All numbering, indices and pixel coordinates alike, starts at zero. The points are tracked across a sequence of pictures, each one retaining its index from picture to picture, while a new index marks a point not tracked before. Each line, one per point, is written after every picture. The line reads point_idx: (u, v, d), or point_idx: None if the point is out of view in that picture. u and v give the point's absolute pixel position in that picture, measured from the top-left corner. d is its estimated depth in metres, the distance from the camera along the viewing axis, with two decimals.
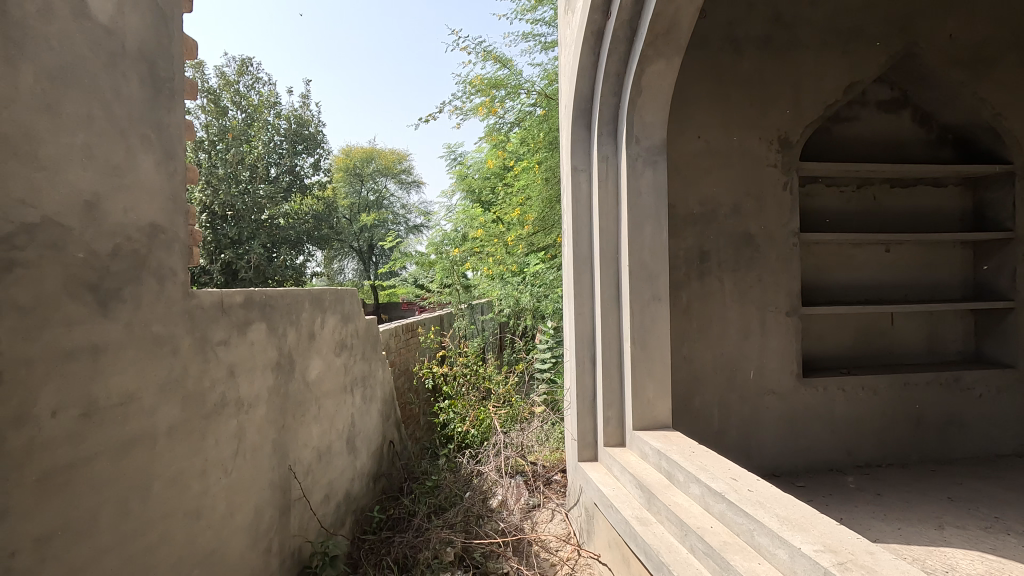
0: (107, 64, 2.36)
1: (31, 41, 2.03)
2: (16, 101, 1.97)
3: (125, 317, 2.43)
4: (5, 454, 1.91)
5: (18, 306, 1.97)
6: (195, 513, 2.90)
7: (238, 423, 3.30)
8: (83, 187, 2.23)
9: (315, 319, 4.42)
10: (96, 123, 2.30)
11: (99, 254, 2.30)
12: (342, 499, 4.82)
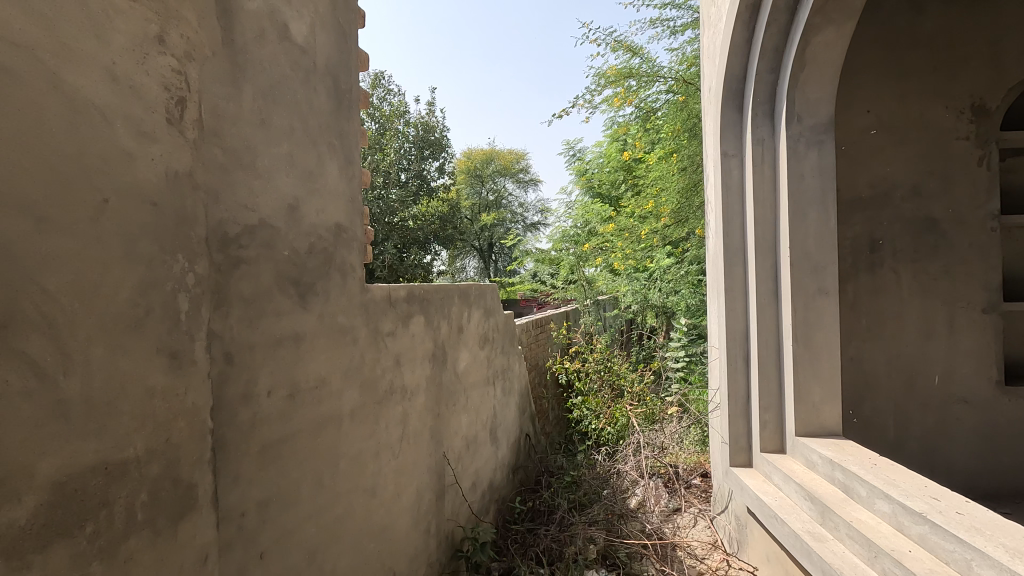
0: (303, 80, 2.61)
1: (250, 64, 2.29)
2: (240, 117, 2.24)
3: (318, 309, 2.69)
4: (236, 427, 2.19)
5: (243, 298, 2.24)
6: (371, 490, 3.14)
7: (403, 409, 3.53)
8: (287, 192, 2.49)
9: (463, 313, 4.61)
10: (296, 134, 2.56)
11: (298, 252, 2.56)
12: (487, 487, 4.98)
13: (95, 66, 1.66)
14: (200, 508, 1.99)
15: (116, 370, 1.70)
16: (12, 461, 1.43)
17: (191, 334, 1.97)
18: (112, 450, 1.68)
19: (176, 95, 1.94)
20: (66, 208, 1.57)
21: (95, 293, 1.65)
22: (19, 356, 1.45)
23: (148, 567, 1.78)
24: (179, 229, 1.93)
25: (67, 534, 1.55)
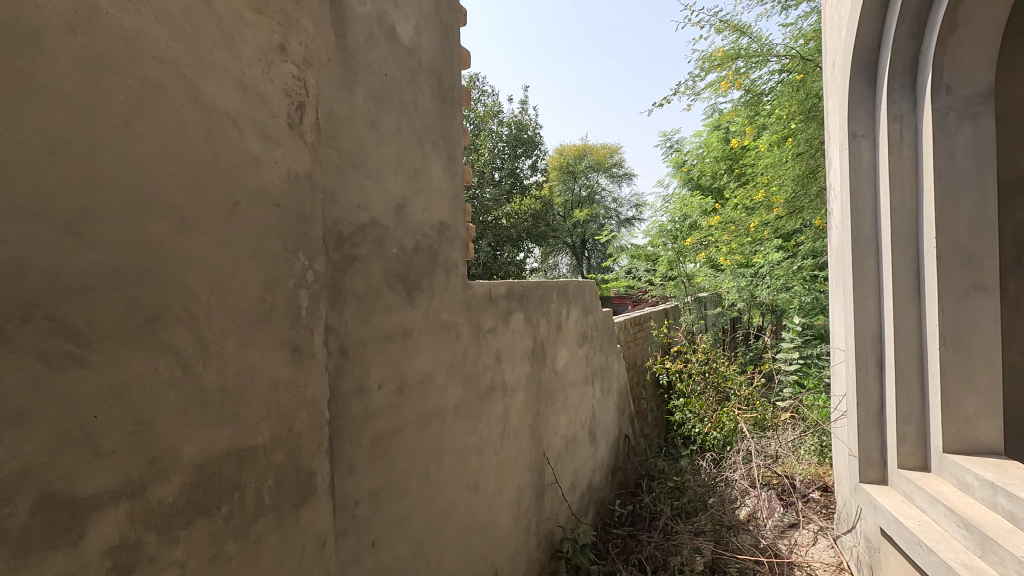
0: (409, 80, 2.66)
1: (362, 68, 2.37)
2: (353, 120, 2.32)
3: (424, 305, 2.73)
4: (350, 419, 2.27)
5: (356, 294, 2.31)
6: (474, 485, 3.16)
7: (504, 406, 3.52)
8: (395, 190, 2.55)
9: (562, 310, 4.53)
10: (403, 134, 2.61)
11: (406, 250, 2.62)
12: (586, 488, 4.88)
13: (227, 77, 1.77)
14: (319, 495, 2.08)
15: (246, 362, 1.81)
16: (161, 444, 1.55)
17: (311, 329, 2.06)
18: (244, 436, 1.80)
19: (297, 101, 2.03)
20: (204, 211, 1.69)
21: (228, 289, 1.76)
22: (166, 347, 1.57)
23: (274, 548, 1.88)
24: (300, 228, 2.03)
25: (206, 513, 1.67)
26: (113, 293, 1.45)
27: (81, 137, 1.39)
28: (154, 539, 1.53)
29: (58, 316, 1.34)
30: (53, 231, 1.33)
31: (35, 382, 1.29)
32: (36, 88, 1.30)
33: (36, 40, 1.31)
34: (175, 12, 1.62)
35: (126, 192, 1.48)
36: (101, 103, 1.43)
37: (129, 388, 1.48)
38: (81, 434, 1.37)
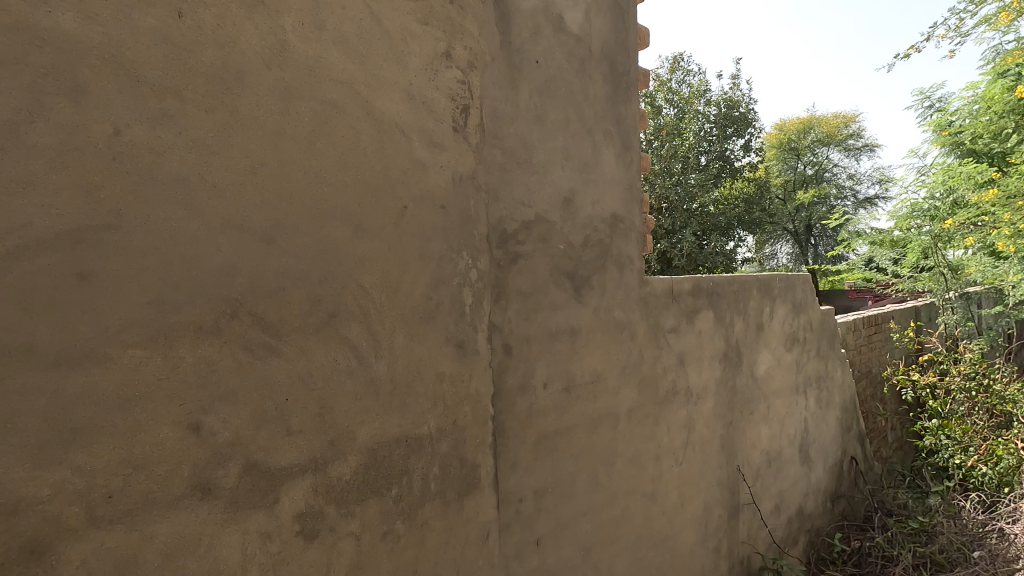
0: (578, 69, 2.56)
1: (526, 63, 2.34)
2: (518, 117, 2.31)
3: (594, 302, 2.62)
4: (514, 415, 2.28)
5: (520, 292, 2.31)
6: (651, 495, 2.95)
7: (688, 413, 3.21)
8: (562, 185, 2.48)
9: (763, 308, 3.96)
10: (571, 126, 2.52)
11: (573, 246, 2.53)
12: (794, 514, 4.23)
13: (396, 90, 1.90)
14: (482, 488, 2.13)
15: (413, 356, 1.93)
16: (339, 427, 1.74)
17: (474, 326, 2.12)
18: (411, 425, 1.92)
19: (461, 104, 2.09)
20: (375, 216, 1.83)
21: (397, 288, 1.89)
22: (344, 340, 1.75)
23: (439, 534, 1.98)
24: (464, 229, 2.09)
25: (377, 493, 1.83)
26: (300, 292, 1.66)
27: (274, 158, 1.61)
28: (333, 510, 1.72)
29: (258, 312, 1.58)
30: (253, 240, 1.57)
31: (241, 367, 1.54)
32: (240, 119, 1.55)
33: (240, 79, 1.55)
34: (350, 36, 1.78)
35: (310, 203, 1.68)
36: (289, 126, 1.64)
37: (313, 376, 1.68)
38: (275, 413, 1.60)
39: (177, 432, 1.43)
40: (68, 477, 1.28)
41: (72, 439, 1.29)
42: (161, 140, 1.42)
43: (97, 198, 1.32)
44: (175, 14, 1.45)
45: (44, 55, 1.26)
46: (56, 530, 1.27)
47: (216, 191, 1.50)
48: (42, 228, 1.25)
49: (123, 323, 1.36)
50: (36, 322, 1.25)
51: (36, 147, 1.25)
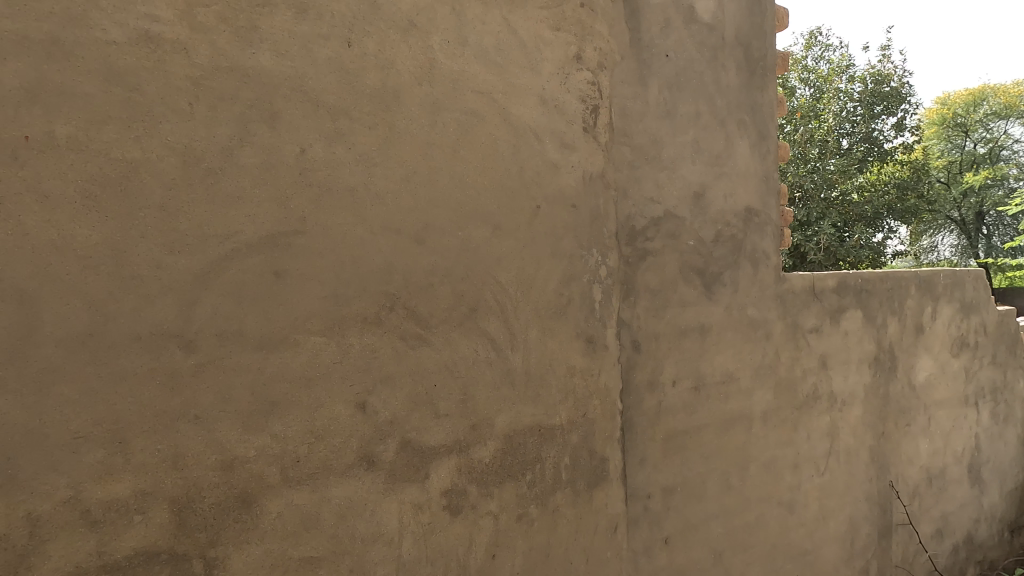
0: (710, 59, 2.48)
1: (656, 58, 2.32)
2: (647, 112, 2.30)
3: (726, 299, 2.53)
4: (643, 412, 2.28)
5: (649, 289, 2.30)
6: (789, 505, 2.79)
7: (831, 420, 2.98)
8: (693, 179, 2.43)
9: (924, 307, 3.53)
10: (702, 118, 2.46)
11: (705, 241, 2.46)
12: (961, 541, 3.74)
13: (531, 95, 1.99)
14: (611, 481, 2.17)
15: (545, 350, 2.01)
16: (479, 413, 1.88)
17: (603, 321, 2.16)
18: (544, 416, 2.01)
19: (591, 105, 2.14)
20: (511, 216, 1.94)
21: (531, 284, 1.99)
22: (483, 333, 1.88)
23: (570, 521, 2.05)
24: (594, 226, 2.13)
25: (513, 477, 1.94)
26: (446, 288, 1.82)
27: (425, 166, 1.78)
28: (475, 489, 1.86)
29: (411, 306, 1.76)
30: (407, 241, 1.75)
31: (397, 355, 1.73)
32: (397, 133, 1.73)
33: (397, 97, 1.73)
34: (489, 49, 1.90)
35: (454, 206, 1.83)
36: (437, 136, 1.80)
37: (457, 365, 1.83)
38: (425, 397, 1.78)
39: (348, 409, 1.65)
40: (268, 442, 1.53)
41: (270, 410, 1.54)
42: (335, 155, 1.63)
43: (288, 207, 1.56)
44: (346, 44, 1.65)
45: (250, 90, 1.52)
46: (260, 485, 1.52)
47: (378, 198, 1.70)
48: (249, 234, 1.51)
49: (307, 314, 1.59)
50: (246, 312, 1.51)
51: (245, 167, 1.51)
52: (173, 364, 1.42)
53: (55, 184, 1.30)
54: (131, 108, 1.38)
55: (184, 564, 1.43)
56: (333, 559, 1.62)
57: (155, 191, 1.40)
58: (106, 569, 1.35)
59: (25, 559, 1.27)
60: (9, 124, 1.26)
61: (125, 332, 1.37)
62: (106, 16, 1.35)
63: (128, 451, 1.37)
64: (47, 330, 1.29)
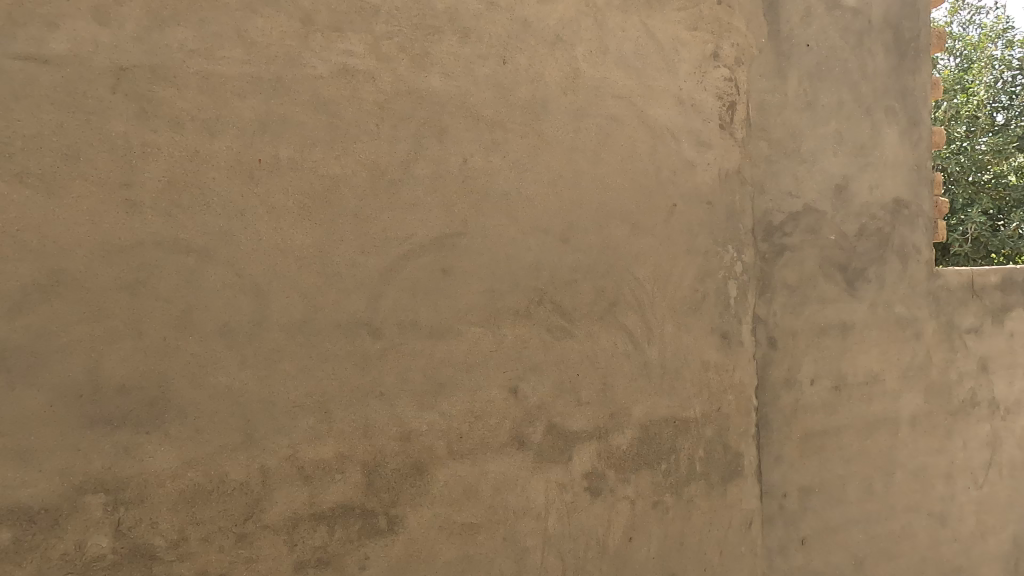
0: (856, 44, 2.37)
1: (796, 49, 2.27)
2: (786, 105, 2.26)
3: (871, 296, 2.41)
4: (779, 410, 2.25)
5: (787, 285, 2.26)
6: (940, 517, 2.60)
7: (993, 429, 2.72)
8: (835, 171, 2.34)
9: None
10: (845, 108, 2.36)
11: (847, 236, 2.36)
12: None
13: (668, 96, 2.04)
14: (745, 476, 2.18)
15: (681, 344, 2.06)
16: (618, 403, 1.97)
17: (738, 318, 2.16)
18: (679, 408, 2.06)
19: (728, 101, 2.15)
20: (649, 215, 2.01)
21: (668, 280, 2.04)
22: (623, 327, 1.97)
23: (704, 512, 2.09)
24: (729, 223, 2.14)
25: (650, 465, 2.02)
26: (588, 284, 1.93)
27: (569, 170, 1.90)
28: (613, 474, 1.97)
29: (557, 300, 1.89)
30: (553, 240, 1.88)
31: (544, 345, 1.87)
32: (545, 140, 1.87)
33: (545, 106, 1.88)
34: (629, 54, 1.99)
35: (595, 206, 1.94)
36: (581, 141, 1.92)
37: (598, 356, 1.94)
38: (569, 386, 1.91)
39: (502, 393, 1.82)
40: (436, 418, 1.74)
41: (439, 391, 1.75)
42: (493, 163, 1.81)
43: (453, 212, 1.76)
44: (501, 61, 1.82)
45: (423, 110, 1.73)
46: (430, 455, 1.74)
47: (528, 201, 1.85)
48: (423, 236, 1.73)
49: (468, 307, 1.78)
50: (419, 304, 1.72)
51: (419, 177, 1.72)
52: (364, 348, 1.66)
53: (280, 198, 1.58)
54: (333, 131, 1.63)
55: (372, 519, 1.67)
56: (490, 526, 1.80)
57: (350, 201, 1.65)
58: (315, 516, 1.62)
59: (259, 502, 1.57)
60: (248, 150, 1.55)
61: (329, 319, 1.63)
62: (315, 55, 1.62)
63: (331, 420, 1.63)
64: (274, 317, 1.58)
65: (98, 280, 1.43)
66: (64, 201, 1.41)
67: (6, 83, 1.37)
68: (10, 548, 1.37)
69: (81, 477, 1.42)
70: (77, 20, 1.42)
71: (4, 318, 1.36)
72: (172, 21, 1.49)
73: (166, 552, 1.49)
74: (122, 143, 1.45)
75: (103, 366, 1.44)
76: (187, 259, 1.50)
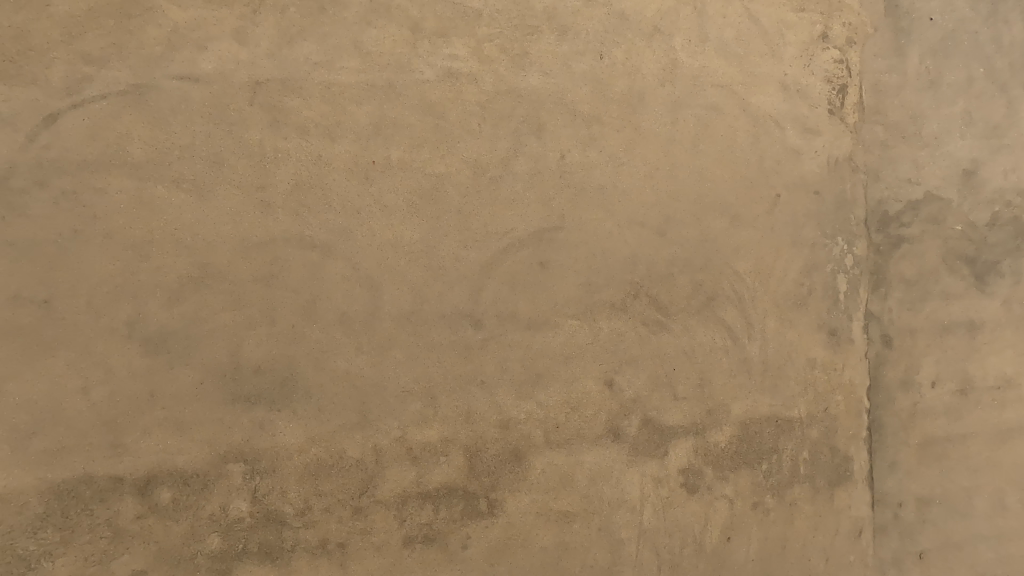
0: (989, 14, 2.05)
1: (917, 23, 2.06)
2: (903, 87, 2.06)
3: (1005, 292, 2.01)
4: (893, 412, 2.05)
5: (903, 279, 2.05)
6: None
7: None
8: (961, 156, 2.03)
9: None
10: (977, 85, 2.04)
11: (977, 227, 2.02)
12: None
13: (772, 82, 1.96)
14: (855, 481, 2.03)
15: (785, 340, 1.97)
16: (716, 399, 1.92)
17: (849, 313, 2.04)
18: (782, 407, 1.96)
19: (838, 85, 2.03)
20: (750, 206, 1.94)
21: (770, 274, 1.96)
22: (722, 322, 1.91)
23: (808, 517, 1.97)
24: (839, 213, 2.03)
25: (750, 465, 1.93)
26: (686, 278, 1.89)
27: (666, 163, 1.88)
28: (711, 472, 1.91)
29: (653, 294, 1.87)
30: (650, 233, 1.87)
31: (640, 339, 1.86)
32: (641, 132, 1.86)
33: (642, 99, 1.87)
34: (729, 40, 1.93)
35: (693, 199, 1.90)
36: (679, 132, 1.89)
37: (695, 351, 1.90)
38: (665, 380, 1.88)
39: (598, 385, 1.84)
40: (534, 408, 1.79)
41: (536, 381, 1.79)
42: (589, 158, 1.83)
43: (550, 206, 1.80)
44: (599, 57, 1.84)
45: (522, 108, 1.79)
46: (528, 443, 1.79)
47: (624, 195, 1.85)
48: (522, 231, 1.78)
49: (565, 299, 1.81)
50: (518, 297, 1.78)
51: (518, 173, 1.78)
52: (466, 338, 1.75)
53: (391, 197, 1.70)
54: (439, 132, 1.73)
55: (473, 501, 1.75)
56: (584, 516, 1.82)
57: (454, 199, 1.74)
58: (422, 495, 1.72)
59: (373, 479, 1.69)
60: (363, 153, 1.69)
61: (434, 310, 1.72)
62: (423, 61, 1.73)
63: (436, 405, 1.73)
64: (385, 308, 1.70)
65: (238, 273, 1.61)
66: (211, 203, 1.60)
67: (167, 101, 1.59)
68: (169, 505, 1.57)
69: (225, 447, 1.61)
70: (221, 41, 1.62)
71: (165, 305, 1.58)
72: (299, 37, 1.66)
73: (293, 519, 1.64)
74: (258, 150, 1.63)
75: (242, 350, 1.62)
76: (311, 254, 1.65)
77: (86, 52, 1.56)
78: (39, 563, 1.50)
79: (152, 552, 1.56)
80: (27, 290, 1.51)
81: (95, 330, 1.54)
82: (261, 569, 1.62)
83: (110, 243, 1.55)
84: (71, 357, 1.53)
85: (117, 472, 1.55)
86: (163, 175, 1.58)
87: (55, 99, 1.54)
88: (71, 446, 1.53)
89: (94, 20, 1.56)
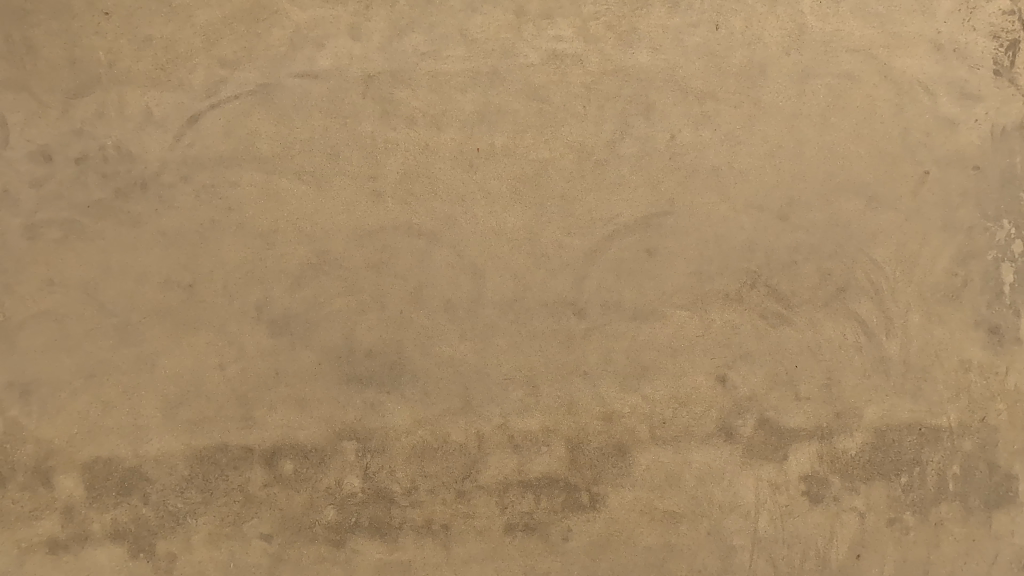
0: None
1: None
2: None
3: None
4: None
5: None
6: None
7: None
8: None
9: None
10: None
11: None
12: None
13: (921, 43, 1.72)
14: (1021, 505, 1.73)
15: (932, 339, 1.73)
16: (846, 402, 1.72)
17: (1016, 309, 1.74)
18: (927, 414, 1.73)
19: (1006, 40, 1.73)
20: (891, 185, 1.72)
21: (915, 262, 1.72)
22: (854, 316, 1.71)
23: (959, 541, 1.72)
24: (1005, 191, 1.73)
25: (885, 477, 1.72)
26: (811, 266, 1.72)
27: (790, 139, 1.71)
28: (838, 481, 1.72)
29: (773, 284, 1.72)
30: (770, 218, 1.71)
31: (757, 333, 1.72)
32: (761, 107, 1.71)
33: (763, 71, 1.71)
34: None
35: (822, 179, 1.72)
36: (806, 105, 1.71)
37: (821, 347, 1.72)
38: (785, 378, 1.72)
39: (709, 381, 1.72)
40: (639, 402, 1.72)
41: (641, 373, 1.71)
42: (702, 138, 1.71)
43: (659, 190, 1.71)
44: (714, 27, 1.71)
45: (630, 87, 1.71)
46: (632, 438, 1.72)
47: (741, 176, 1.71)
48: (628, 216, 1.71)
49: (674, 288, 1.71)
50: (624, 286, 1.71)
51: (625, 156, 1.71)
52: (568, 327, 1.71)
53: (495, 184, 1.70)
54: (543, 116, 1.70)
55: (575, 493, 1.72)
56: (693, 518, 1.72)
57: (558, 184, 1.70)
58: (523, 484, 1.71)
59: (475, 464, 1.71)
60: (468, 141, 1.70)
61: (537, 299, 1.70)
62: (527, 44, 1.70)
63: (538, 394, 1.71)
64: (488, 295, 1.70)
65: (352, 260, 1.69)
66: (329, 193, 1.69)
67: (290, 98, 1.69)
68: (292, 476, 1.69)
69: (340, 425, 1.70)
70: (337, 38, 1.70)
71: (288, 290, 1.69)
72: (408, 29, 1.70)
73: (401, 498, 1.70)
74: (370, 141, 1.69)
75: (356, 333, 1.69)
76: (419, 241, 1.69)
77: (222, 57, 1.70)
78: (185, 519, 1.68)
79: (277, 518, 1.69)
80: (175, 275, 1.68)
81: (230, 312, 1.69)
82: (372, 543, 1.69)
83: (242, 232, 1.69)
84: (210, 336, 1.69)
85: (248, 442, 1.69)
86: (287, 169, 1.69)
87: (197, 102, 1.69)
88: (211, 416, 1.68)
89: (229, 27, 1.70)
